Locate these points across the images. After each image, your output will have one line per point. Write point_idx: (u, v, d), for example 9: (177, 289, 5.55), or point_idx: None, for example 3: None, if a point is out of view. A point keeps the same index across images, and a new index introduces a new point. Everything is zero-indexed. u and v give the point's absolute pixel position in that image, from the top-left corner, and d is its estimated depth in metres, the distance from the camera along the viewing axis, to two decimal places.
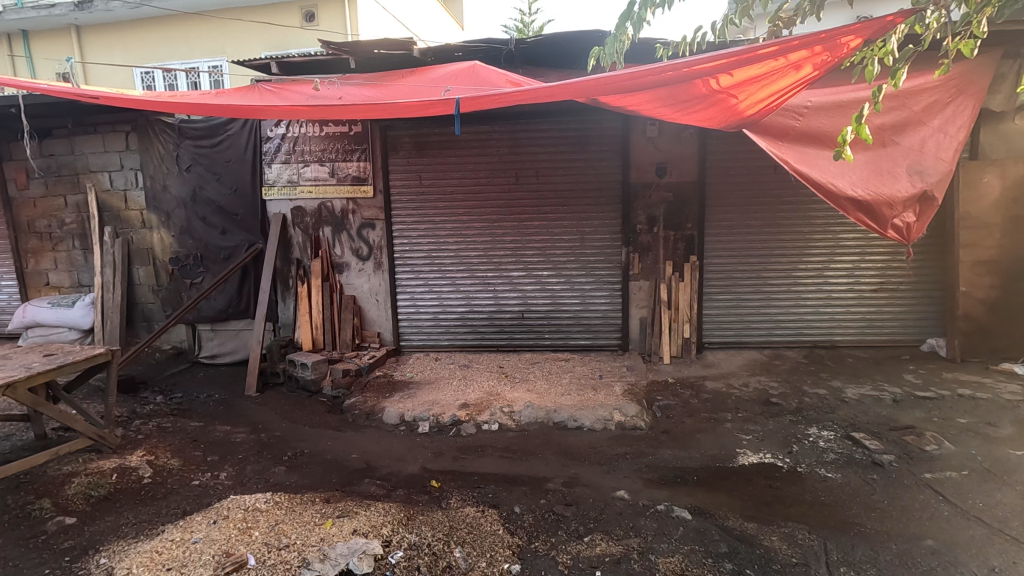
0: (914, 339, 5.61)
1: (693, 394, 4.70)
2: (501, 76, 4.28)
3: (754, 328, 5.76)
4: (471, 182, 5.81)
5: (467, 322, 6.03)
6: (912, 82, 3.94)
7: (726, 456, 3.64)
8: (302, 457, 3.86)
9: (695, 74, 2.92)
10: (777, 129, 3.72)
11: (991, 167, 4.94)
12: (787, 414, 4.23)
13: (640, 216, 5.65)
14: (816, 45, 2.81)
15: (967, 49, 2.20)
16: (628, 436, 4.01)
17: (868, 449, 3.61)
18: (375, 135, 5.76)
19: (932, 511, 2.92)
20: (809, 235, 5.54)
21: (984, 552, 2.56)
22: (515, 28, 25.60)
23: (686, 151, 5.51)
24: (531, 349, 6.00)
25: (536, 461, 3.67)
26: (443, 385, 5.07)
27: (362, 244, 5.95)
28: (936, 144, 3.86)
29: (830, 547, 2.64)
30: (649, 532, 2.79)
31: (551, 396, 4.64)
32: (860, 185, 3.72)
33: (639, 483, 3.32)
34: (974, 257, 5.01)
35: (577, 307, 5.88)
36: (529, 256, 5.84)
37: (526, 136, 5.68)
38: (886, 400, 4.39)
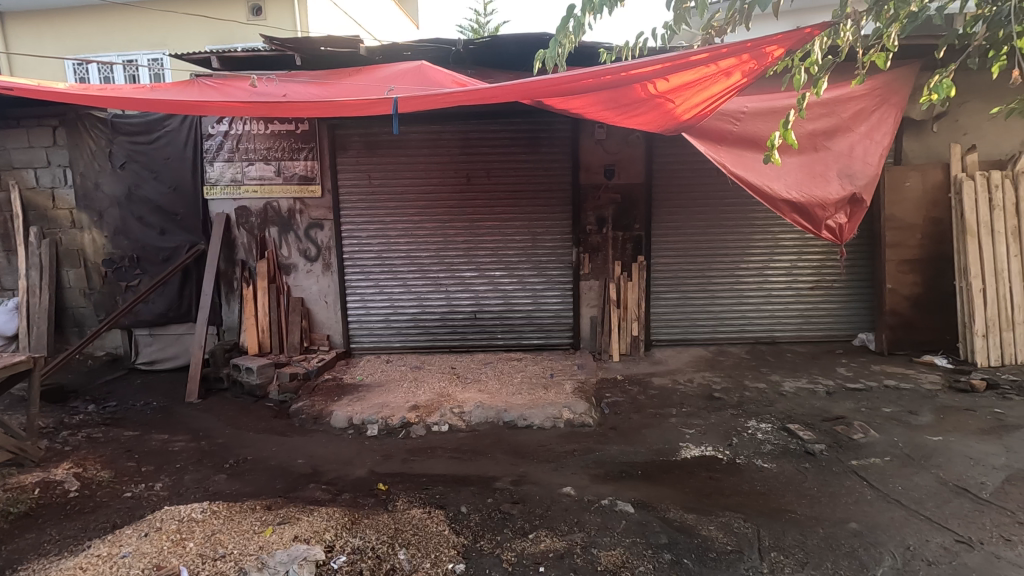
0: (847, 334, 5.92)
1: (640, 391, 4.81)
2: (447, 76, 4.26)
3: (700, 326, 5.94)
4: (422, 182, 5.77)
5: (419, 323, 5.98)
6: (841, 92, 4.18)
7: (670, 450, 3.75)
8: (245, 464, 3.74)
9: (632, 78, 2.99)
10: (718, 133, 3.82)
11: (914, 172, 5.27)
12: (729, 408, 4.39)
13: (589, 217, 5.75)
14: (743, 54, 2.91)
15: (880, 62, 2.35)
16: (577, 433, 4.08)
17: (802, 439, 3.78)
18: (322, 134, 5.64)
19: (858, 495, 3.10)
20: (750, 236, 5.77)
21: (901, 532, 2.74)
22: (470, 28, 25.41)
23: (633, 153, 5.64)
24: (484, 349, 6.01)
25: (486, 460, 3.69)
26: (393, 387, 5.02)
27: (311, 245, 5.83)
28: (864, 150, 4.09)
29: (763, 533, 2.76)
30: (592, 526, 2.84)
31: (502, 396, 4.67)
32: (794, 187, 3.91)
33: (585, 479, 3.37)
34: (899, 257, 5.33)
35: (530, 306, 5.93)
36: (481, 256, 5.85)
37: (476, 136, 5.69)
38: (820, 392, 4.62)
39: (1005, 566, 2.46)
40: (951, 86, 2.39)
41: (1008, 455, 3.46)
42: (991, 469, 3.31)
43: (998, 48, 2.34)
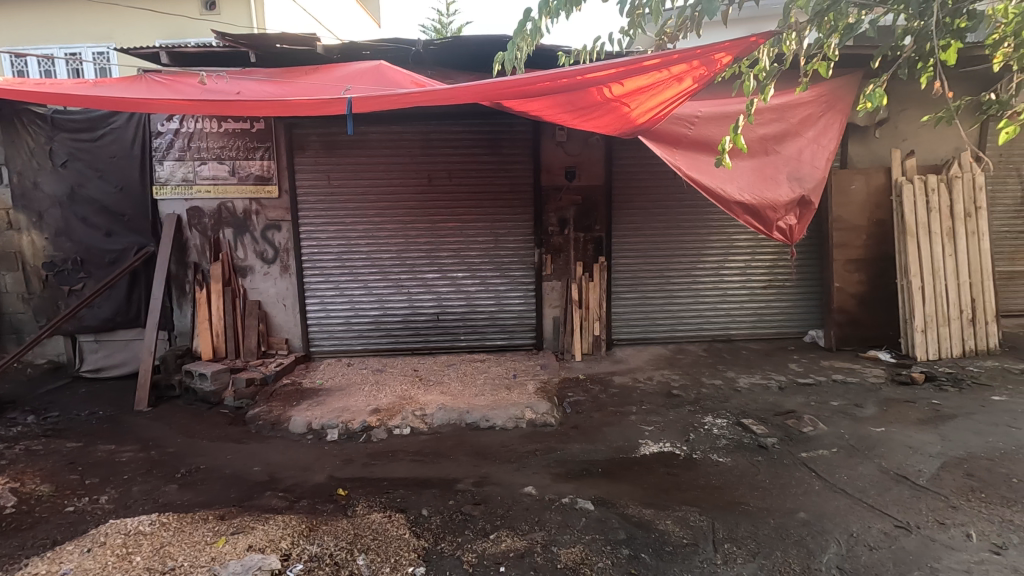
0: (798, 331, 6.15)
1: (602, 390, 4.89)
2: (406, 77, 4.23)
3: (659, 325, 6.07)
4: (383, 182, 5.71)
5: (380, 325, 5.91)
6: (790, 98, 4.34)
7: (630, 447, 3.82)
8: (198, 473, 3.62)
9: (587, 82, 3.03)
10: (673, 136, 3.92)
11: (858, 176, 5.52)
12: (687, 405, 4.50)
13: (551, 218, 5.80)
14: (693, 60, 3.00)
15: (823, 70, 2.46)
16: (539, 433, 4.11)
17: (755, 433, 3.91)
18: (279, 132, 5.51)
19: (806, 486, 3.22)
20: (706, 237, 5.93)
21: (846, 520, 2.86)
22: (433, 28, 25.24)
23: (594, 156, 5.73)
24: (447, 351, 5.99)
25: (448, 462, 3.67)
26: (354, 390, 4.94)
27: (267, 246, 5.69)
28: (811, 154, 4.26)
29: (717, 526, 2.84)
30: (553, 525, 2.87)
31: (464, 397, 4.66)
32: (747, 190, 4.05)
33: (547, 478, 3.40)
34: (845, 256, 5.57)
35: (493, 307, 5.94)
36: (444, 257, 5.82)
37: (438, 137, 5.66)
38: (773, 388, 4.79)
39: (939, 548, 2.61)
40: (883, 96, 2.53)
41: (944, 443, 3.67)
42: (928, 457, 3.50)
43: (926, 60, 2.47)
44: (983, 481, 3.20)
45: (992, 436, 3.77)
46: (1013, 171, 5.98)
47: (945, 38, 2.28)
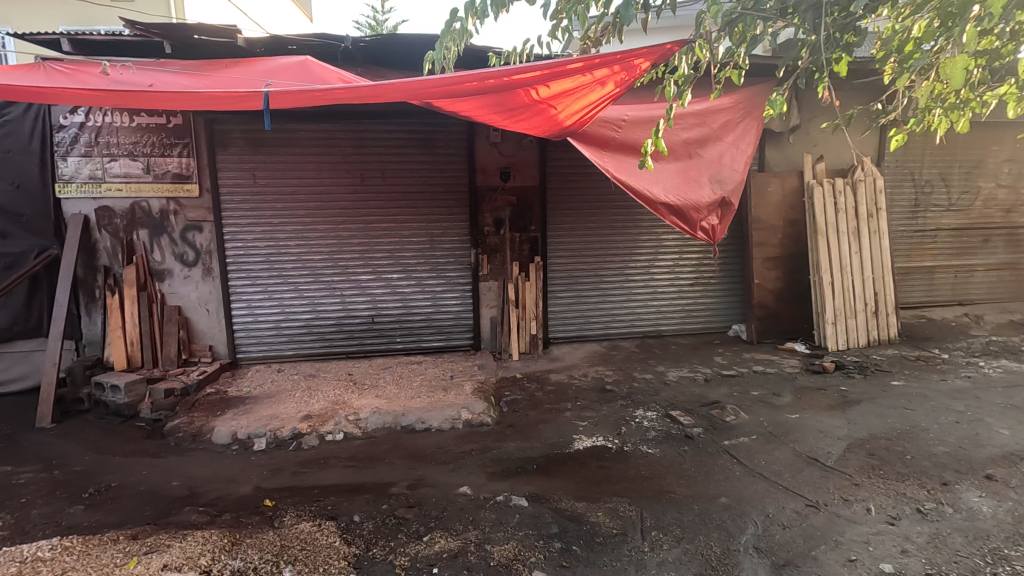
0: (723, 326, 6.47)
1: (538, 388, 4.95)
2: (332, 74, 4.12)
3: (594, 323, 6.22)
4: (313, 181, 5.53)
5: (312, 329, 5.73)
6: (710, 104, 4.57)
7: (564, 442, 3.89)
8: (108, 492, 3.37)
9: (513, 83, 3.04)
10: (601, 139, 4.03)
11: (774, 179, 5.89)
12: (619, 399, 4.64)
13: (487, 218, 5.83)
14: (614, 65, 3.07)
15: (734, 77, 2.61)
16: (475, 433, 4.11)
17: (682, 424, 4.08)
18: (199, 128, 5.23)
19: (728, 472, 3.40)
20: (637, 237, 6.13)
21: (763, 502, 3.04)
22: (368, 25, 24.72)
23: (528, 157, 5.80)
24: (383, 354, 5.88)
25: (382, 466, 3.61)
26: (284, 397, 4.76)
27: (188, 248, 5.39)
28: (731, 157, 4.50)
29: (645, 515, 2.94)
30: (487, 523, 2.88)
31: (400, 400, 4.60)
32: (672, 191, 4.23)
33: (482, 477, 3.41)
34: (764, 255, 5.92)
35: (429, 308, 5.89)
36: (378, 258, 5.72)
37: (370, 135, 5.55)
38: (699, 380, 5.02)
39: (843, 522, 2.83)
40: (784, 103, 2.75)
41: (850, 426, 3.98)
42: (836, 439, 3.78)
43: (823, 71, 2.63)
44: (882, 459, 3.49)
45: (891, 417, 4.12)
46: (908, 176, 6.56)
47: (836, 51, 2.43)
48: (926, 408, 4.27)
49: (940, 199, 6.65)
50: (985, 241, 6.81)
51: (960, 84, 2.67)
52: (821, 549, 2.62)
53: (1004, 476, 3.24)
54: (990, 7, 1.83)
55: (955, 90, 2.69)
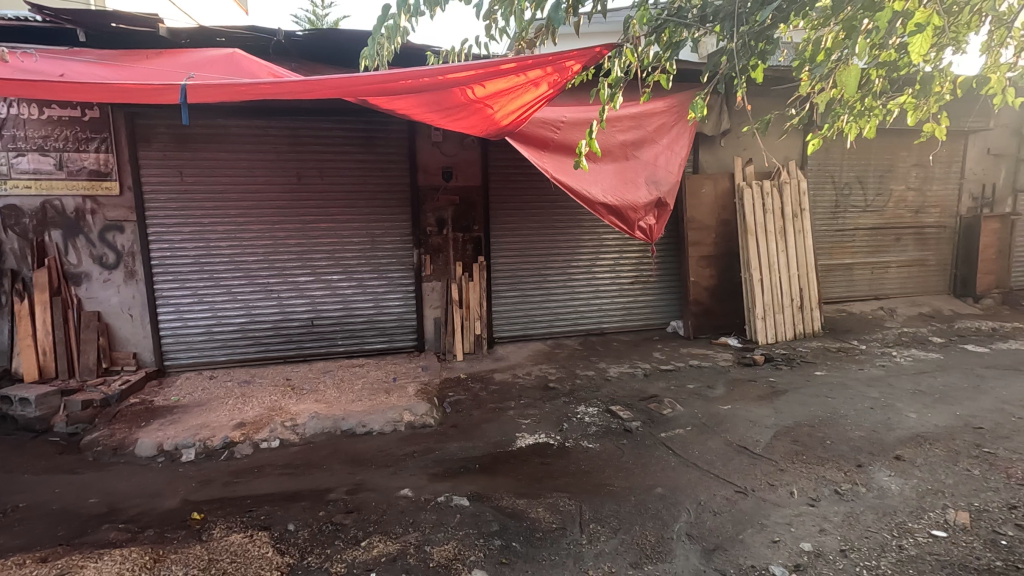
0: (662, 322, 6.68)
1: (482, 387, 4.95)
2: (262, 68, 3.98)
3: (538, 322, 6.28)
4: (246, 179, 5.32)
5: (247, 333, 5.50)
6: (646, 107, 4.69)
7: (507, 440, 3.92)
8: (16, 513, 3.12)
9: (448, 82, 3.04)
10: (540, 140, 4.08)
11: (707, 181, 6.14)
12: (562, 396, 4.71)
13: (429, 218, 5.78)
14: (547, 66, 3.13)
15: (662, 81, 2.72)
16: (417, 435, 4.07)
17: (622, 418, 4.19)
18: (119, 122, 4.92)
19: (664, 463, 3.52)
20: (579, 237, 6.24)
21: (696, 491, 3.16)
22: (307, 20, 23.96)
23: (470, 157, 5.80)
24: (323, 358, 5.72)
25: (320, 472, 3.51)
26: (216, 404, 4.55)
27: (107, 250, 5.06)
28: (666, 159, 4.64)
29: (584, 508, 3.00)
30: (427, 524, 2.85)
31: (340, 404, 4.49)
32: (609, 192, 4.34)
33: (424, 479, 3.38)
34: (699, 253, 6.16)
35: (371, 310, 5.78)
36: (317, 259, 5.56)
37: (307, 133, 5.39)
38: (639, 375, 5.17)
39: (769, 506, 2.98)
40: (705, 107, 2.88)
41: (776, 415, 4.20)
42: (764, 428, 3.99)
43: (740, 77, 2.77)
44: (805, 445, 3.70)
45: (814, 405, 4.38)
46: (829, 179, 6.99)
47: (752, 59, 2.55)
48: (845, 396, 4.56)
49: (858, 200, 7.12)
50: (897, 240, 7.35)
51: (864, 93, 2.86)
52: (748, 532, 2.75)
53: (910, 456, 3.51)
54: (878, 22, 1.99)
55: (859, 99, 2.89)
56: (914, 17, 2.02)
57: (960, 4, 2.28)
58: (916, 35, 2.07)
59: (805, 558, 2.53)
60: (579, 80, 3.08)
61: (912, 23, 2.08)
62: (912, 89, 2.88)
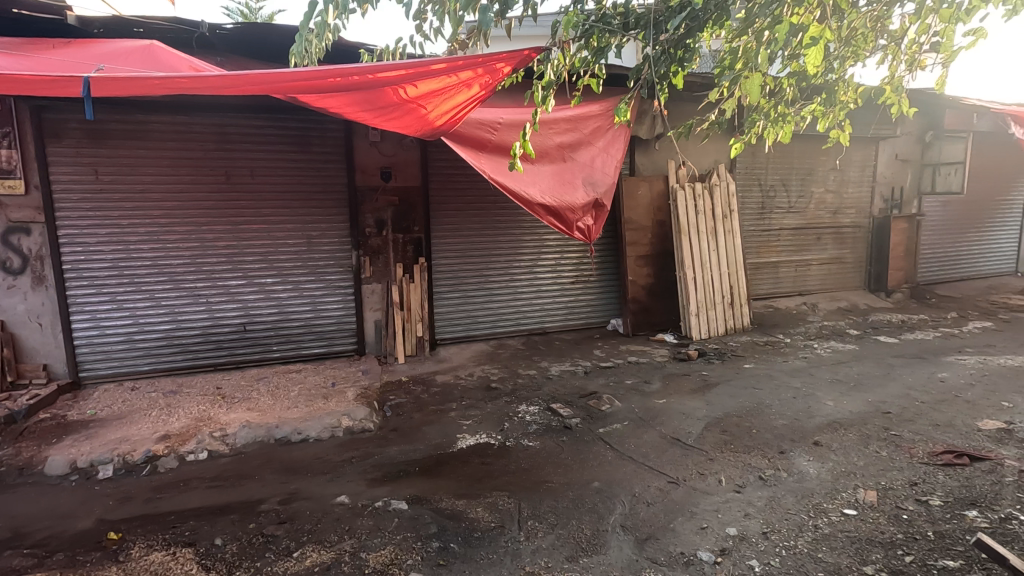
0: (602, 321, 6.84)
1: (424, 390, 4.91)
2: (182, 61, 3.79)
3: (481, 322, 6.29)
4: (170, 179, 5.04)
5: (174, 341, 5.22)
6: (582, 110, 4.77)
7: (448, 442, 3.90)
8: None
9: (378, 81, 2.98)
10: (478, 141, 4.10)
11: (643, 183, 6.33)
12: (504, 396, 4.74)
13: (368, 219, 5.68)
14: (477, 67, 3.08)
15: (593, 84, 2.82)
16: (356, 440, 3.99)
17: (562, 416, 4.26)
18: (23, 116, 4.57)
19: (601, 457, 3.61)
20: (520, 238, 6.29)
21: (631, 483, 3.25)
22: (239, 12, 22.94)
23: (409, 157, 5.74)
24: (257, 364, 5.50)
25: (252, 483, 3.38)
26: (137, 417, 4.29)
27: (12, 254, 4.71)
28: (602, 162, 4.75)
29: (522, 506, 3.04)
30: (364, 530, 2.80)
31: (274, 411, 4.34)
32: (547, 193, 4.41)
33: (361, 484, 3.31)
34: (636, 253, 6.34)
35: (308, 314, 5.61)
36: (249, 262, 5.34)
37: (236, 130, 5.18)
38: (579, 372, 5.28)
39: (699, 495, 3.11)
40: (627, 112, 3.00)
41: (708, 407, 4.39)
42: (696, 420, 4.16)
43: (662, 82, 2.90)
44: (733, 434, 3.89)
45: (742, 397, 4.60)
46: (756, 182, 7.37)
47: (672, 66, 2.68)
48: (770, 387, 4.83)
49: (782, 202, 7.54)
50: (818, 239, 7.84)
51: (777, 100, 3.05)
52: (679, 521, 2.86)
53: (827, 441, 3.75)
54: (775, 34, 2.16)
55: (773, 106, 3.07)
56: (809, 32, 2.20)
57: (854, 19, 2.48)
58: (810, 48, 2.25)
59: (730, 542, 2.66)
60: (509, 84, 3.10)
61: (806, 37, 2.26)
62: (821, 97, 3.08)
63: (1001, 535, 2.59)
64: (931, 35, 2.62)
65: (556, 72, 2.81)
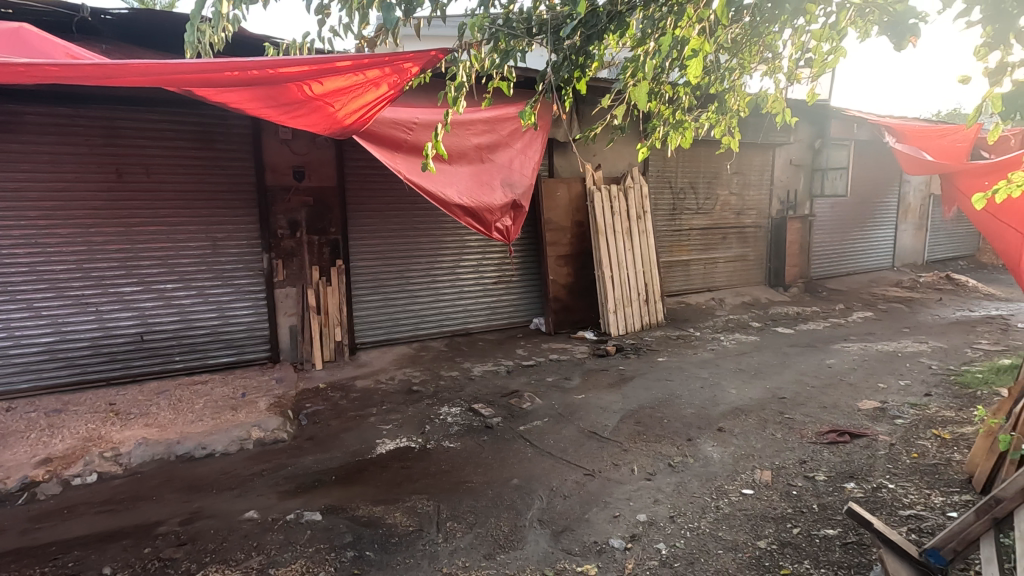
0: (525, 320, 6.93)
1: (342, 396, 4.77)
2: (58, 46, 3.45)
3: (403, 325, 6.20)
4: (49, 176, 4.58)
5: (58, 354, 4.75)
6: (500, 111, 4.80)
7: (367, 448, 3.81)
8: None
9: (280, 77, 2.86)
10: (393, 141, 4.04)
11: (562, 184, 6.50)
12: (425, 398, 4.70)
13: (280, 221, 5.43)
14: (384, 67, 3.03)
15: (503, 87, 2.87)
16: (268, 451, 3.81)
17: (483, 416, 4.29)
18: None
19: (521, 454, 3.67)
20: (441, 239, 6.26)
21: (549, 478, 3.33)
22: None
23: (323, 156, 5.56)
24: (158, 377, 5.11)
25: (149, 505, 3.14)
26: (13, 441, 3.86)
27: None
28: (520, 163, 4.81)
29: (442, 507, 3.02)
30: (274, 545, 2.68)
31: (176, 426, 4.06)
32: (465, 194, 4.42)
33: (272, 498, 3.16)
34: (556, 253, 6.50)
35: (215, 321, 5.29)
36: (146, 266, 4.96)
37: (128, 125, 4.79)
38: (502, 372, 5.33)
39: (612, 485, 3.23)
40: (532, 115, 3.07)
41: (623, 400, 4.57)
42: (612, 413, 4.32)
43: (565, 87, 2.99)
44: (646, 425, 4.07)
45: (655, 389, 4.83)
46: (667, 184, 7.76)
47: (574, 72, 2.79)
48: (680, 378, 5.10)
49: (691, 204, 7.99)
50: (724, 238, 8.37)
51: (675, 107, 3.24)
52: (593, 511, 2.96)
53: (730, 427, 4.02)
54: (657, 47, 2.34)
55: (672, 112, 3.26)
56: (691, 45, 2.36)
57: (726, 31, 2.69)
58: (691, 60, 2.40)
59: (640, 528, 2.79)
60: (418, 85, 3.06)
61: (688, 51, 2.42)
62: (714, 105, 3.31)
63: (872, 503, 2.89)
64: (804, 52, 2.87)
65: (467, 74, 2.83)
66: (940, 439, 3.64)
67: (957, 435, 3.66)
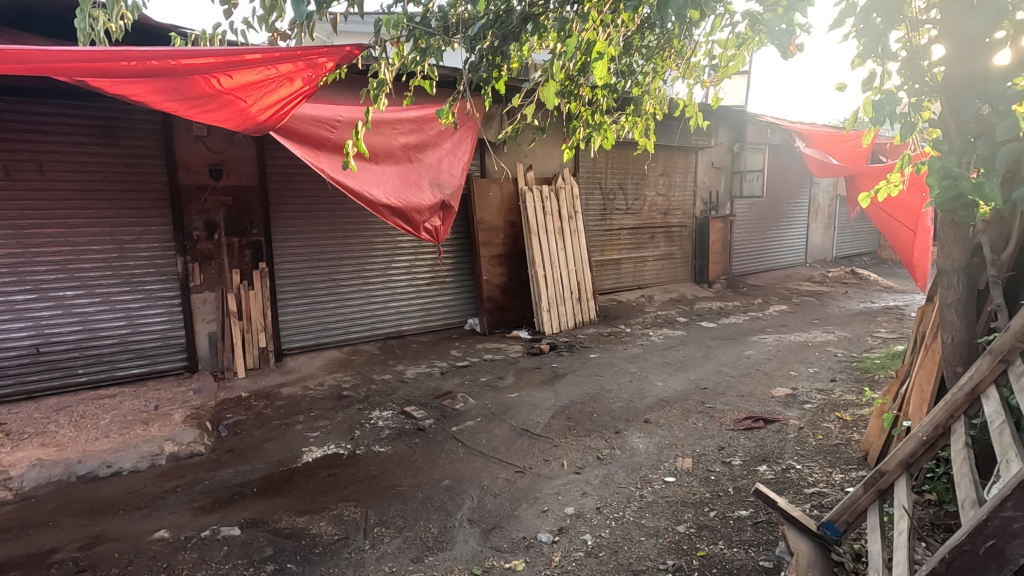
0: (460, 321, 6.90)
1: (267, 404, 4.57)
2: None
3: (333, 329, 6.02)
4: None
5: None
6: (429, 111, 4.74)
7: (292, 457, 3.67)
8: None
9: (185, 69, 2.71)
10: (315, 140, 3.92)
11: (493, 185, 6.52)
12: (355, 403, 4.58)
13: (195, 222, 5.13)
14: (297, 61, 2.95)
15: (425, 85, 2.83)
16: (183, 466, 3.59)
17: (415, 418, 4.23)
18: None
19: (452, 455, 3.65)
20: (372, 239, 6.13)
21: (480, 477, 3.33)
22: None
23: (242, 153, 5.30)
24: (58, 392, 4.71)
25: (43, 531, 2.88)
26: None
27: None
28: (449, 163, 4.78)
29: (369, 513, 2.96)
30: (186, 565, 2.54)
31: (78, 445, 3.75)
32: (392, 194, 4.36)
33: (186, 515, 2.98)
34: (489, 253, 6.52)
35: (124, 330, 4.93)
36: (42, 272, 4.55)
37: (17, 117, 4.39)
38: (435, 373, 5.28)
39: (542, 480, 3.28)
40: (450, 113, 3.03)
41: (555, 397, 4.64)
42: (544, 410, 4.38)
43: (487, 87, 3.00)
44: (576, 420, 4.15)
45: (586, 385, 4.94)
46: (597, 185, 7.95)
47: (493, 74, 2.82)
48: (611, 373, 5.25)
49: (620, 204, 8.23)
50: (652, 237, 8.69)
51: (596, 108, 3.34)
52: (523, 507, 2.99)
53: (656, 419, 4.16)
54: (567, 50, 2.41)
55: (593, 114, 3.36)
56: (595, 48, 2.44)
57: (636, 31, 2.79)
58: (598, 61, 2.48)
59: (567, 521, 2.84)
60: (332, 80, 2.97)
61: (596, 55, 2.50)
62: (634, 107, 3.43)
63: (781, 483, 3.09)
64: (712, 59, 3.03)
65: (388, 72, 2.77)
66: (842, 420, 3.93)
67: (857, 417, 3.97)
